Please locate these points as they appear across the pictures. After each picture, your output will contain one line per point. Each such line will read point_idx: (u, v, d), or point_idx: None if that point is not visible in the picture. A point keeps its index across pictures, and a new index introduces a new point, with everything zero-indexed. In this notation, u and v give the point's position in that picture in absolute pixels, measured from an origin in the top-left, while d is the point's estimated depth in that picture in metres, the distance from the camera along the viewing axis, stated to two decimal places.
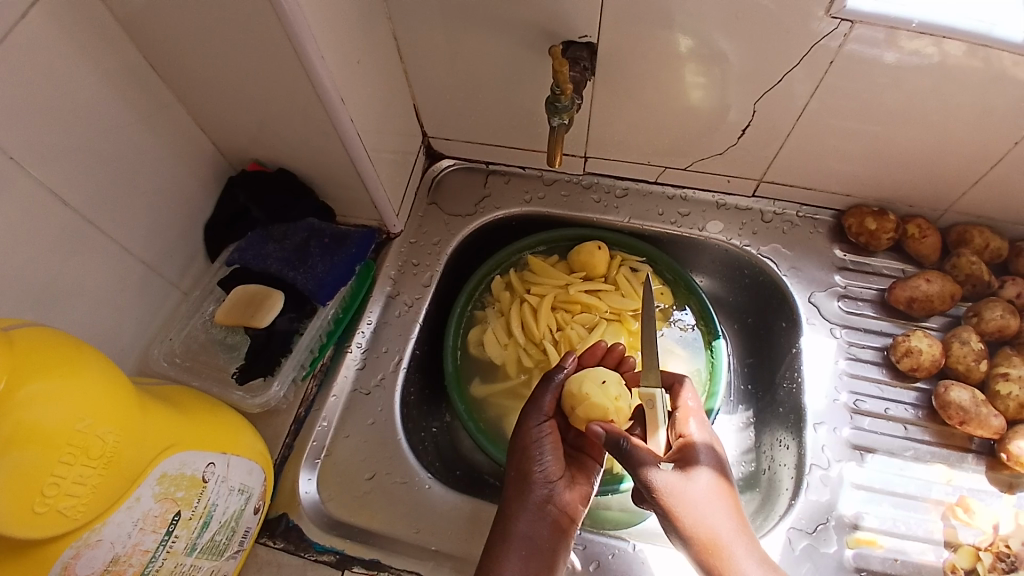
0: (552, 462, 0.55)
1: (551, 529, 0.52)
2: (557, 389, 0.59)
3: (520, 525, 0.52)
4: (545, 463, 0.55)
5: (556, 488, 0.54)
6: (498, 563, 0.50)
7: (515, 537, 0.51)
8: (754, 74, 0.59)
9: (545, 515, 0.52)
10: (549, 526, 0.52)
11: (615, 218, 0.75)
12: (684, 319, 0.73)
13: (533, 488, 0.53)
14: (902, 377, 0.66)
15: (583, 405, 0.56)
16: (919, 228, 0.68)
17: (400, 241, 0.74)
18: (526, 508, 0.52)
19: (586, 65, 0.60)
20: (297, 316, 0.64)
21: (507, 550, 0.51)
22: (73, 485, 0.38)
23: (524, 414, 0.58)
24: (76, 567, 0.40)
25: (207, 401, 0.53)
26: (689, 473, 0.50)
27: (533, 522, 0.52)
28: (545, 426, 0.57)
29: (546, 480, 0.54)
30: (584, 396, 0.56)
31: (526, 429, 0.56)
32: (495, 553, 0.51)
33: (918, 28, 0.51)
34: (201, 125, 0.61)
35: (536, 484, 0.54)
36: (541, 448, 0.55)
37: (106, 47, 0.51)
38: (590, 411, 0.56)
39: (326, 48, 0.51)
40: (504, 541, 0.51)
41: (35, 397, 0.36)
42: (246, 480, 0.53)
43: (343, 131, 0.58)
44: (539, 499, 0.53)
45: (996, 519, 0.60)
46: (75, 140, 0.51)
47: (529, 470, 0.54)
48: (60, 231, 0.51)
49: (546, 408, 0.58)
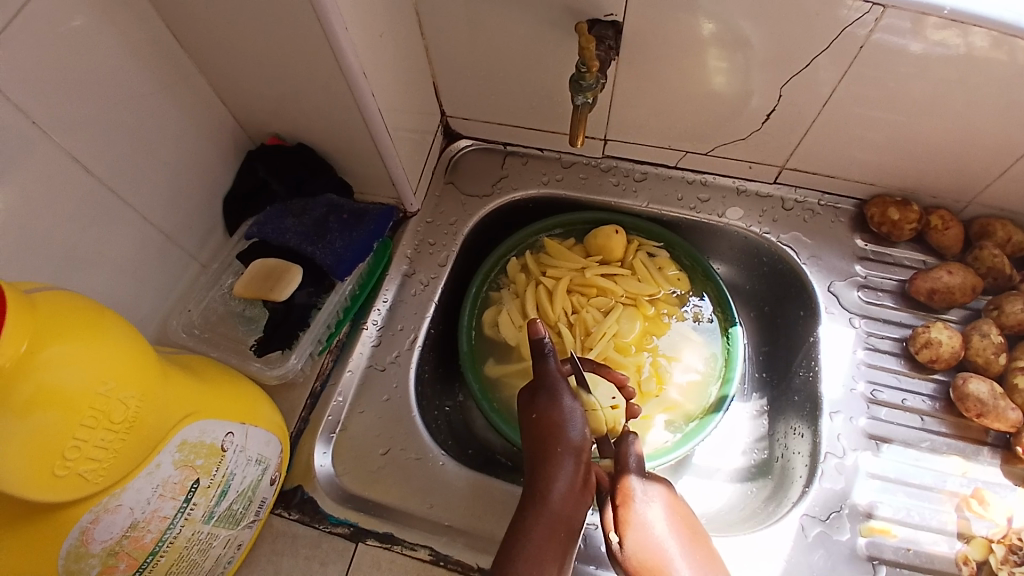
0: (583, 436, 0.54)
1: (581, 505, 0.51)
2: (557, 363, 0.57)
3: (558, 496, 0.50)
4: (577, 436, 0.54)
5: (587, 463, 0.53)
6: (525, 532, 0.48)
7: (547, 509, 0.50)
8: (782, 60, 0.58)
9: (579, 490, 0.51)
10: (580, 501, 0.51)
11: (633, 203, 0.75)
12: (702, 307, 0.72)
13: (567, 459, 0.52)
14: (920, 369, 0.66)
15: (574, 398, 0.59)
16: (942, 219, 0.67)
17: (417, 219, 0.74)
18: (561, 479, 0.51)
19: (610, 44, 0.59)
20: (315, 291, 0.64)
21: (542, 521, 0.49)
22: (94, 449, 0.38)
23: (553, 384, 0.56)
24: (95, 532, 0.41)
25: (224, 371, 0.53)
26: (629, 531, 0.50)
27: (567, 495, 0.51)
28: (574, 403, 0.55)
29: (577, 453, 0.53)
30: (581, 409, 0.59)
31: (558, 400, 0.55)
32: (528, 523, 0.49)
33: (950, 15, 0.50)
34: (221, 96, 0.61)
35: (571, 457, 0.52)
36: (575, 420, 0.54)
37: (127, 13, 0.50)
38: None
39: (350, 20, 0.51)
40: (540, 510, 0.49)
41: (58, 359, 0.36)
42: (263, 451, 0.53)
43: (364, 105, 0.57)
44: (574, 472, 0.52)
45: (1010, 512, 0.59)
46: (97, 107, 0.50)
47: (564, 442, 0.53)
48: (82, 200, 0.51)
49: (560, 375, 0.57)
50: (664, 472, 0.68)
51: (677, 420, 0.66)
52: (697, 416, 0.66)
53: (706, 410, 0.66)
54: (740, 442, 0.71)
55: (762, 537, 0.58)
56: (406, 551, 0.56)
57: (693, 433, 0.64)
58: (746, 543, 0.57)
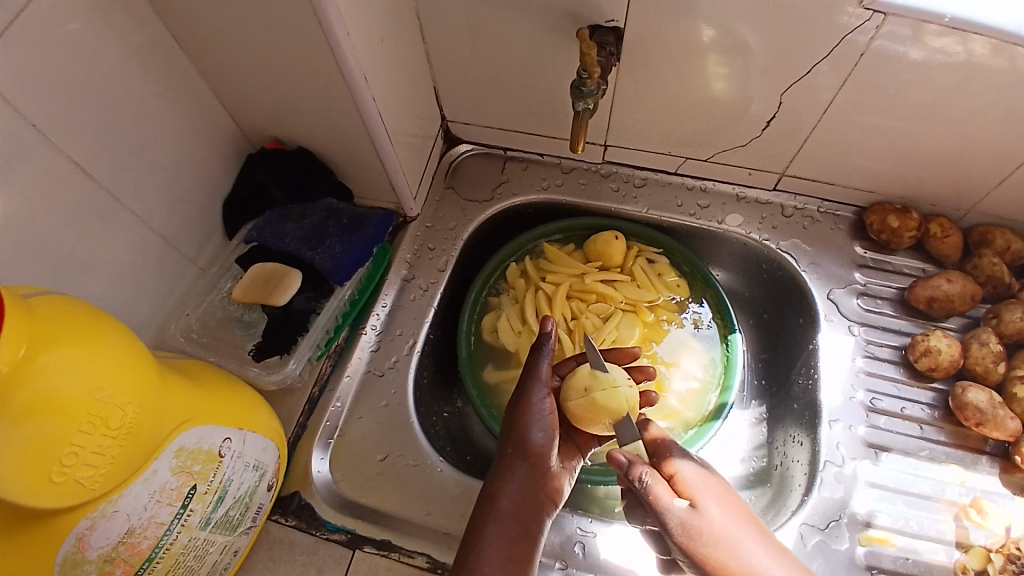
0: (545, 442, 0.53)
1: (534, 509, 0.51)
2: (546, 363, 0.56)
3: (507, 501, 0.51)
4: (539, 442, 0.53)
5: (545, 469, 0.53)
6: (479, 535, 0.49)
7: (500, 512, 0.50)
8: (782, 66, 0.58)
9: (531, 494, 0.52)
10: (532, 505, 0.51)
11: (633, 209, 0.75)
12: (701, 313, 0.72)
13: (521, 464, 0.52)
14: (919, 377, 0.66)
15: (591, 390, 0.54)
16: (941, 227, 0.67)
17: (417, 224, 0.74)
18: (515, 483, 0.51)
19: (612, 49, 0.60)
20: (314, 296, 0.64)
21: (492, 525, 0.49)
22: (91, 456, 0.38)
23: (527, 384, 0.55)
24: (91, 539, 0.41)
25: (222, 376, 0.53)
26: (700, 496, 0.48)
27: (519, 500, 0.51)
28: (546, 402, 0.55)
29: (534, 458, 0.53)
30: (598, 398, 0.54)
31: (527, 405, 0.54)
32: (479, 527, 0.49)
33: (950, 23, 0.50)
34: (221, 100, 0.61)
35: (527, 462, 0.52)
36: (539, 424, 0.53)
37: (128, 16, 0.50)
38: (593, 406, 0.54)
39: (351, 24, 0.51)
40: (489, 515, 0.50)
41: (56, 365, 0.36)
42: (261, 457, 0.53)
43: (364, 110, 0.57)
44: (528, 478, 0.52)
45: (1008, 521, 0.59)
46: (96, 110, 0.50)
47: (524, 447, 0.53)
48: (81, 203, 0.51)
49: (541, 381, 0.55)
50: None
51: (676, 427, 0.66)
52: (696, 424, 0.66)
53: (704, 417, 0.66)
54: (739, 449, 0.71)
55: None
56: (403, 558, 0.56)
57: (692, 440, 0.64)
58: None
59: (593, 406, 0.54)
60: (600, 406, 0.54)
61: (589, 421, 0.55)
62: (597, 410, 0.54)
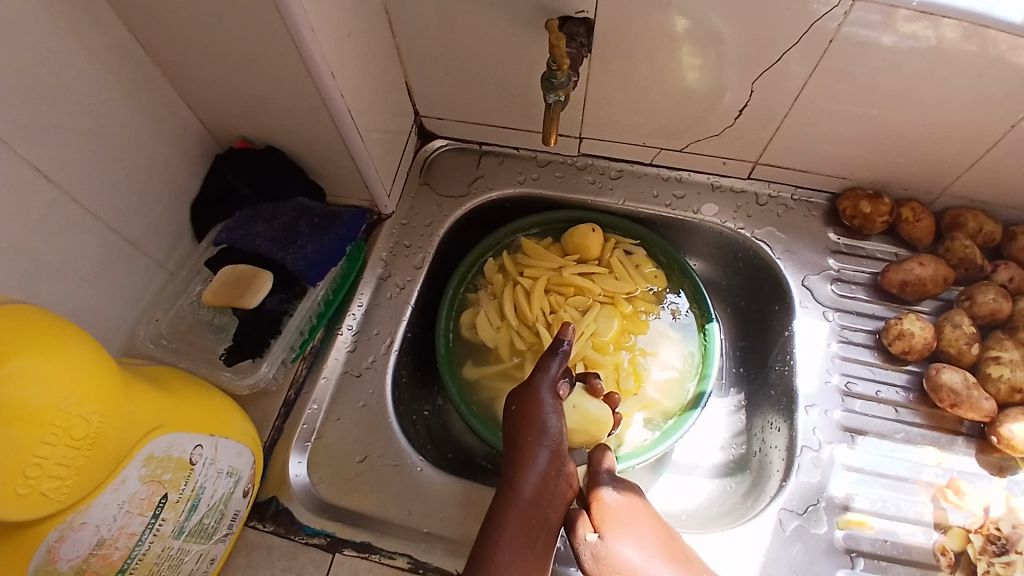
0: (558, 430, 0.54)
1: (557, 499, 0.52)
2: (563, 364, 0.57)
3: (527, 488, 0.51)
4: (556, 432, 0.54)
5: (564, 457, 0.53)
6: (500, 524, 0.49)
7: (519, 502, 0.50)
8: (753, 54, 0.58)
9: (553, 483, 0.52)
10: (556, 495, 0.52)
11: (609, 201, 0.75)
12: (679, 303, 0.72)
13: (541, 452, 0.52)
14: (895, 360, 0.67)
15: (580, 411, 0.59)
16: (913, 211, 0.68)
17: (391, 222, 0.73)
18: (532, 471, 0.52)
19: (582, 42, 0.58)
20: (287, 297, 0.63)
21: (514, 516, 0.49)
22: (56, 467, 0.38)
23: (537, 379, 0.56)
24: (60, 551, 0.40)
25: (193, 382, 0.52)
26: (608, 527, 0.51)
27: (539, 487, 0.51)
28: (552, 399, 0.55)
29: (553, 447, 0.53)
30: (590, 414, 0.59)
31: (537, 397, 0.55)
32: (501, 518, 0.49)
33: (919, 7, 0.50)
34: (187, 101, 0.60)
35: (543, 449, 0.53)
36: (552, 415, 0.54)
37: (86, 17, 0.49)
38: (584, 420, 0.59)
39: (315, 20, 0.50)
40: (512, 502, 0.50)
41: (16, 376, 0.35)
42: (235, 462, 0.52)
43: (334, 107, 0.56)
44: (546, 464, 0.52)
45: (986, 502, 0.60)
46: (57, 115, 0.49)
47: (543, 438, 0.53)
48: (44, 209, 0.50)
49: (555, 377, 0.56)
50: (642, 470, 0.68)
51: (655, 417, 0.66)
52: (675, 413, 0.66)
53: (684, 407, 0.66)
54: (718, 437, 0.72)
55: (740, 531, 0.58)
56: (383, 560, 0.55)
57: (672, 429, 0.64)
58: (726, 539, 0.58)
59: (585, 421, 0.59)
60: (592, 421, 0.59)
61: (574, 435, 0.59)
62: (588, 425, 0.59)
